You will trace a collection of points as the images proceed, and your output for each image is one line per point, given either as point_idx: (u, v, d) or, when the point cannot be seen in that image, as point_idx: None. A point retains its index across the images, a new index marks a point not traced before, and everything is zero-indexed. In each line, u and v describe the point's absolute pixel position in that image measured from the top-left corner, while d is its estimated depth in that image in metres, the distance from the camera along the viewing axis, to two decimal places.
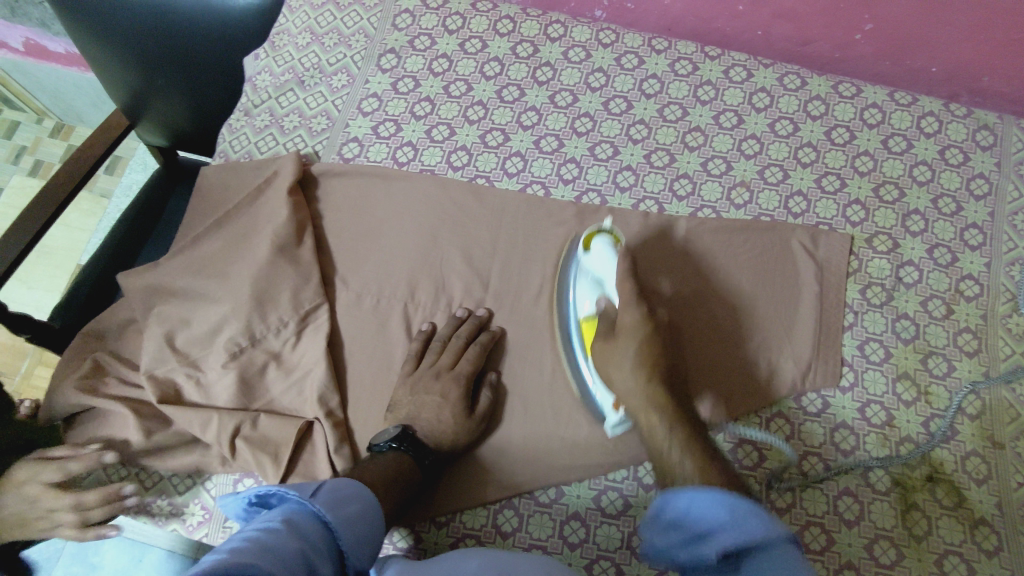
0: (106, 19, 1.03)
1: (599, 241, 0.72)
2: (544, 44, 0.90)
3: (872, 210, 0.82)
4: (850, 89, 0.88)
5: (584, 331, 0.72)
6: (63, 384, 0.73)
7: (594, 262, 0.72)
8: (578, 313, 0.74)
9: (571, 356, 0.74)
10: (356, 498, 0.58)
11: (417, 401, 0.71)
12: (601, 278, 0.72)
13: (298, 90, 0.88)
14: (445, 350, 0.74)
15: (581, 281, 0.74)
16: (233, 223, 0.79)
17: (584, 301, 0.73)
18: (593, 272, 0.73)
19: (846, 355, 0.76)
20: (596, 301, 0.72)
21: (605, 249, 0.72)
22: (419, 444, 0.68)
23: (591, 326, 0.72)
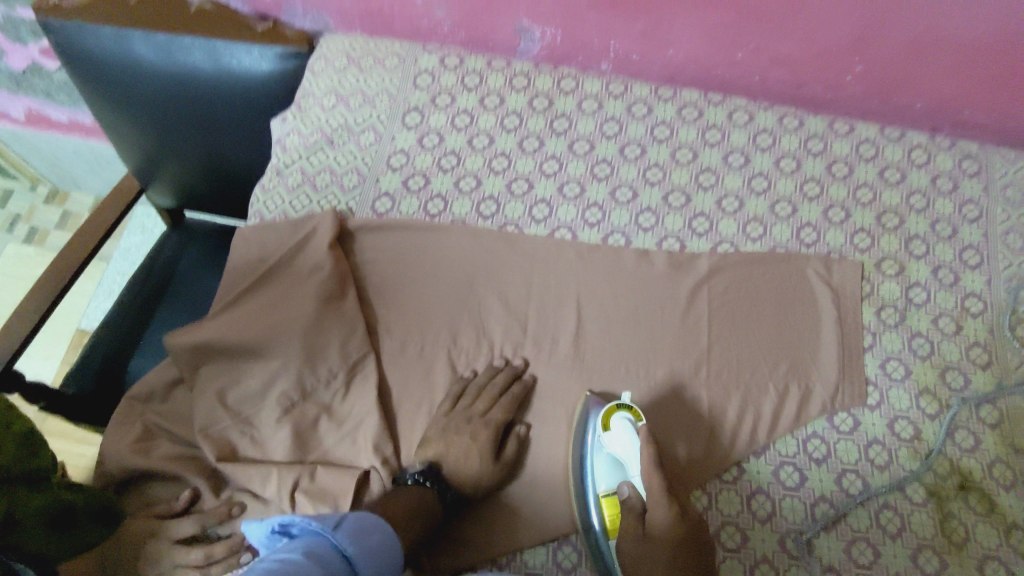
0: (129, 88, 1.07)
1: (620, 420, 0.72)
2: (559, 97, 0.96)
3: (877, 236, 0.88)
4: (844, 126, 0.94)
5: (603, 507, 0.71)
6: (122, 446, 0.75)
7: (614, 443, 0.71)
8: (596, 487, 0.72)
9: (586, 524, 0.71)
10: (376, 527, 0.60)
11: (446, 439, 0.74)
12: (623, 461, 0.71)
13: (328, 149, 0.92)
14: (480, 397, 0.77)
15: (600, 460, 0.73)
16: (276, 281, 0.82)
17: (603, 480, 0.71)
18: (611, 452, 0.72)
19: (870, 374, 0.80)
20: (616, 484, 0.71)
21: (626, 429, 0.71)
22: (444, 482, 0.71)
23: (611, 504, 0.71)
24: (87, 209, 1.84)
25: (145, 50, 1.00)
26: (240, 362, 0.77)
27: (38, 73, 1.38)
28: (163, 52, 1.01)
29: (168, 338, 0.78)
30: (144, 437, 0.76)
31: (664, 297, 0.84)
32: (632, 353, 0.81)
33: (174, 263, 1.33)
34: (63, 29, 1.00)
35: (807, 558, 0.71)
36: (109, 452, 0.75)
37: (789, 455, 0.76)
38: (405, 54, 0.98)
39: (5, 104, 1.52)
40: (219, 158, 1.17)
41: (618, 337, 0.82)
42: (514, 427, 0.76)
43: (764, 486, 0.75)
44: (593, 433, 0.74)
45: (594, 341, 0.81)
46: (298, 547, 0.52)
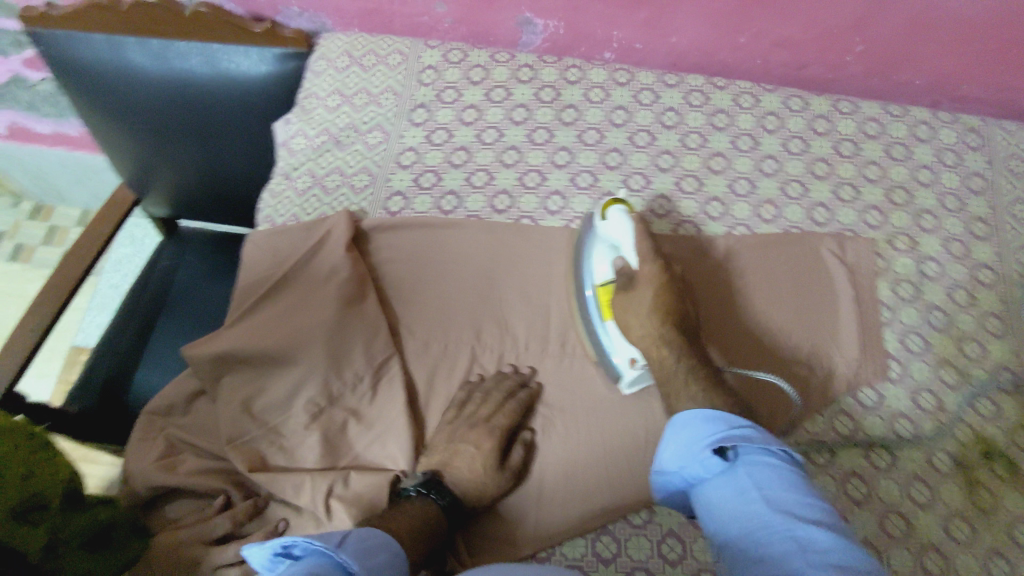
0: (125, 97, 1.05)
1: (616, 210, 0.78)
2: (565, 88, 0.95)
3: (888, 213, 0.89)
4: (848, 105, 0.95)
5: (598, 295, 0.78)
6: (144, 464, 0.74)
7: (611, 229, 0.78)
8: (594, 277, 0.79)
9: (585, 319, 0.80)
10: (381, 547, 0.58)
11: (452, 449, 0.73)
12: (617, 243, 0.78)
13: (336, 150, 0.91)
14: (485, 402, 0.75)
15: (597, 246, 0.80)
16: (292, 284, 0.81)
17: (600, 264, 0.79)
18: (608, 237, 0.79)
19: (890, 348, 0.82)
20: (611, 267, 0.78)
21: (622, 217, 0.78)
22: (446, 490, 0.70)
23: (605, 291, 0.78)
24: (73, 223, 1.82)
25: (139, 57, 0.99)
26: (264, 369, 0.77)
27: (22, 85, 1.34)
28: (158, 59, 1.00)
29: (186, 350, 0.77)
30: (166, 454, 0.76)
31: (685, 281, 0.84)
32: None
33: (172, 275, 1.31)
34: (52, 37, 0.98)
35: None
36: (130, 471, 0.74)
37: (818, 433, 0.78)
38: (407, 51, 0.97)
39: None
40: (220, 164, 1.15)
41: None
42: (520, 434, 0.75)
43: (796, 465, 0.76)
44: (591, 223, 0.81)
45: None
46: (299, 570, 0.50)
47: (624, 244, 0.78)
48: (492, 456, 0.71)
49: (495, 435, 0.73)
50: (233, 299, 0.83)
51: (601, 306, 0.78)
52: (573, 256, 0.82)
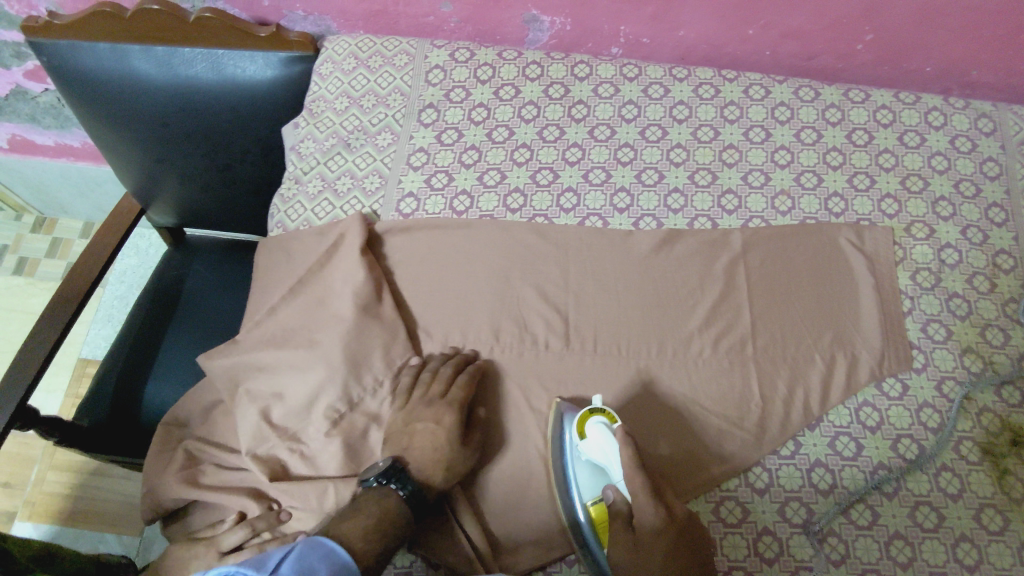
0: (129, 106, 1.04)
1: (596, 427, 0.70)
2: (574, 84, 0.94)
3: (904, 201, 0.88)
4: (860, 94, 0.94)
5: (592, 513, 0.70)
6: (166, 482, 0.74)
7: (591, 448, 0.70)
8: (582, 495, 0.71)
9: (578, 528, 0.70)
10: (320, 557, 0.59)
11: (409, 430, 0.72)
12: (606, 466, 0.70)
13: (346, 153, 0.90)
14: (435, 379, 0.75)
15: (579, 471, 0.71)
16: (306, 290, 0.80)
17: (586, 491, 0.70)
18: (588, 457, 0.71)
19: (913, 338, 0.81)
20: (604, 490, 0.69)
21: (603, 437, 0.69)
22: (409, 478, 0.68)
23: (600, 507, 0.70)
24: (76, 235, 1.82)
25: (144, 64, 0.99)
26: (280, 376, 0.75)
27: (22, 97, 1.33)
28: (163, 66, 0.99)
29: (203, 360, 0.77)
30: (188, 466, 0.76)
31: (703, 275, 0.83)
32: (671, 333, 0.80)
33: (180, 284, 1.30)
34: (55, 47, 0.97)
35: (873, 527, 0.71)
36: (155, 488, 0.75)
37: (843, 425, 0.77)
38: (413, 51, 0.97)
39: None
40: (226, 171, 1.14)
41: (658, 317, 0.81)
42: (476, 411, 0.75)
43: (822, 458, 0.75)
44: (569, 438, 0.73)
45: (637, 329, 0.81)
46: None
47: (613, 470, 0.69)
48: (452, 430, 0.71)
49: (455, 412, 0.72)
50: (248, 306, 0.83)
51: (594, 525, 0.70)
52: (552, 479, 0.73)
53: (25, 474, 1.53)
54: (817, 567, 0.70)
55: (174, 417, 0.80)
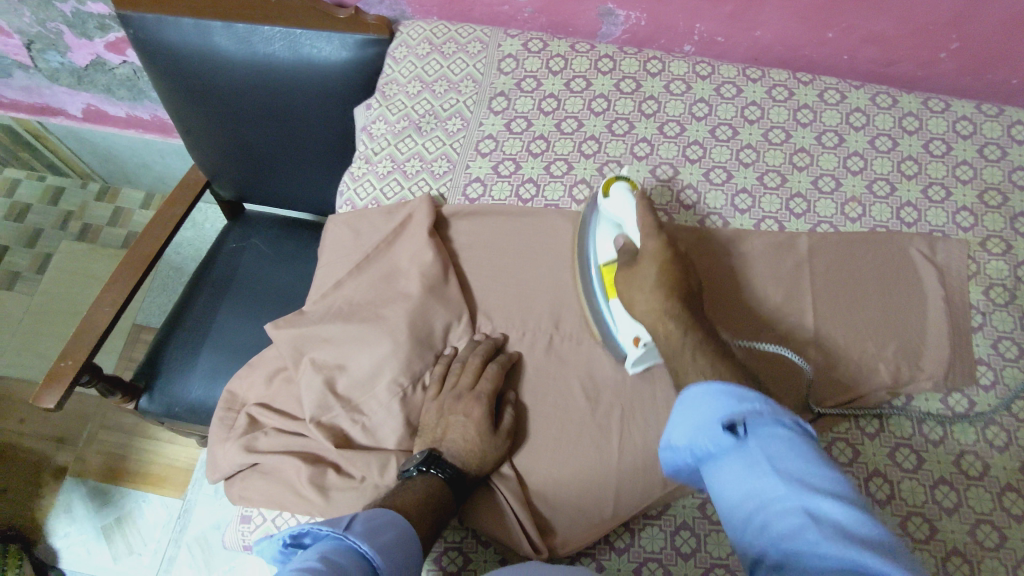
0: (207, 80, 1.07)
1: (620, 190, 0.78)
2: (646, 79, 0.94)
3: (981, 215, 0.86)
4: (939, 103, 0.92)
5: (603, 274, 0.79)
6: (229, 446, 0.76)
7: (613, 206, 0.79)
8: (597, 255, 0.79)
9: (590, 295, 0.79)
10: (389, 525, 0.59)
11: (443, 423, 0.73)
12: (621, 221, 0.79)
13: (416, 136, 0.92)
14: (464, 370, 0.75)
15: (602, 227, 0.80)
16: (373, 266, 0.82)
17: (604, 244, 0.79)
18: (612, 215, 0.80)
19: (982, 354, 0.80)
20: (614, 244, 0.79)
21: (625, 195, 0.78)
22: (446, 463, 0.69)
23: (609, 271, 0.78)
24: (137, 206, 1.88)
25: (225, 40, 1.01)
26: (344, 348, 0.77)
27: (101, 68, 1.38)
28: (243, 43, 1.02)
29: (272, 328, 0.79)
30: (249, 429, 0.78)
31: (768, 276, 0.83)
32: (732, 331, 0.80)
33: (239, 257, 1.34)
34: (143, 20, 1.01)
35: (930, 542, 0.70)
36: (219, 450, 0.77)
37: (905, 437, 0.76)
38: (487, 39, 0.98)
39: (63, 100, 1.52)
40: (293, 147, 1.17)
41: (720, 316, 0.81)
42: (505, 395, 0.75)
43: (882, 468, 0.74)
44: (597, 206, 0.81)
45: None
46: (311, 554, 0.51)
47: (627, 220, 0.78)
48: (482, 422, 0.71)
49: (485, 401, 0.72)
50: (316, 279, 0.85)
51: (604, 283, 0.79)
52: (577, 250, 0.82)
53: (78, 431, 1.60)
54: None
55: (239, 381, 0.82)
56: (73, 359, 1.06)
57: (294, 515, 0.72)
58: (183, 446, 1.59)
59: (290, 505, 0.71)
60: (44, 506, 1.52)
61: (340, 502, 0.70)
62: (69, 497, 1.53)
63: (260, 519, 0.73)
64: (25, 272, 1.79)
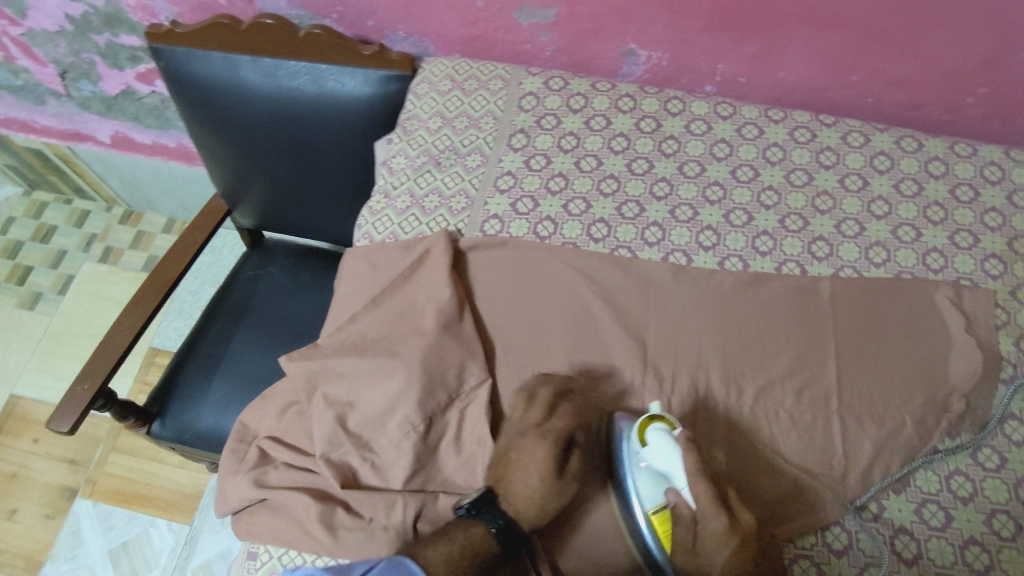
0: (232, 113, 1.09)
1: (658, 434, 0.68)
2: (666, 119, 0.94)
3: (1010, 263, 0.84)
4: (966, 148, 0.91)
5: (654, 524, 0.68)
6: (238, 479, 0.74)
7: (653, 456, 0.67)
8: (643, 506, 0.69)
9: (636, 534, 0.70)
10: None
11: (505, 461, 0.72)
12: (667, 472, 0.67)
13: (435, 171, 0.92)
14: (532, 406, 0.74)
15: (639, 476, 0.69)
16: (388, 301, 0.82)
17: (647, 496, 0.68)
18: (652, 465, 0.68)
19: (1010, 408, 0.77)
20: (664, 493, 0.67)
21: (662, 439, 0.67)
22: (499, 512, 0.68)
23: (662, 519, 0.67)
24: (159, 230, 1.91)
25: (251, 74, 1.03)
26: (357, 383, 0.76)
27: (129, 97, 1.41)
28: (268, 77, 1.03)
29: (285, 361, 0.79)
30: (259, 462, 0.76)
31: (789, 321, 0.81)
32: (751, 377, 0.78)
33: (255, 285, 1.35)
34: (174, 53, 1.03)
35: None
36: (228, 483, 0.75)
37: (932, 494, 0.73)
38: (508, 77, 0.98)
39: (92, 126, 1.55)
40: (312, 177, 1.18)
41: (740, 361, 0.79)
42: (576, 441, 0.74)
43: (906, 525, 0.72)
44: (628, 446, 0.71)
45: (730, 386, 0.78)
46: None
47: (677, 479, 0.66)
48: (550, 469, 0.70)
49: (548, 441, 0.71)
50: (331, 312, 0.85)
51: (657, 537, 0.68)
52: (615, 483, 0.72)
53: (91, 452, 1.60)
54: None
55: (250, 413, 0.81)
56: (90, 383, 1.07)
57: (301, 555, 0.71)
58: (191, 471, 1.58)
59: (298, 543, 0.70)
60: (54, 527, 1.52)
61: (349, 542, 0.69)
62: (79, 519, 1.52)
63: (267, 556, 0.72)
64: (46, 292, 1.81)
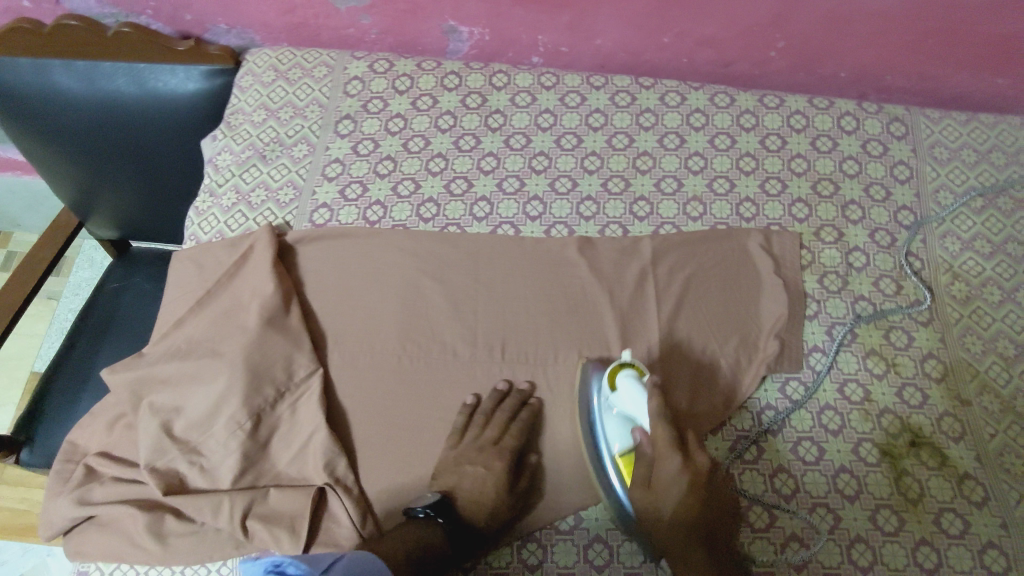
0: (55, 121, 1.05)
1: (626, 377, 0.72)
2: (491, 93, 0.95)
3: (814, 205, 0.89)
4: (774, 99, 0.95)
5: (620, 464, 0.71)
6: (61, 499, 0.72)
7: (624, 399, 0.71)
8: (610, 449, 0.72)
9: (608, 487, 0.72)
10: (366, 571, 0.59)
11: (461, 472, 0.72)
12: (634, 415, 0.71)
13: (260, 165, 0.91)
14: (489, 423, 0.75)
15: (608, 419, 0.72)
16: (214, 302, 0.80)
17: (615, 439, 0.71)
18: (621, 408, 0.72)
19: (816, 342, 0.82)
20: (632, 434, 0.71)
21: (633, 384, 0.71)
22: (454, 517, 0.69)
23: (628, 461, 0.70)
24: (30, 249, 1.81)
25: (66, 79, 0.99)
26: (181, 388, 0.75)
27: None
28: (84, 81, 0.99)
29: (106, 374, 0.77)
30: (86, 480, 0.74)
31: (612, 280, 0.84)
32: (578, 337, 0.81)
33: (119, 297, 1.31)
34: None
35: (770, 530, 0.71)
36: (51, 505, 0.73)
37: (744, 430, 0.77)
38: (332, 62, 0.97)
39: None
40: (155, 181, 1.15)
41: (566, 324, 0.82)
42: (528, 455, 0.74)
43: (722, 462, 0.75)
44: (598, 393, 0.75)
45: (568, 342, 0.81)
46: None
47: (639, 413, 0.71)
48: (501, 480, 0.71)
49: (504, 457, 0.73)
50: (159, 318, 0.83)
51: (622, 478, 0.71)
52: (580, 413, 0.75)
53: None
54: None
55: (78, 431, 0.79)
56: None
57: (133, 568, 0.71)
58: None
59: (128, 556, 0.70)
60: None
61: (179, 548, 0.69)
62: None
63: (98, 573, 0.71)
64: None
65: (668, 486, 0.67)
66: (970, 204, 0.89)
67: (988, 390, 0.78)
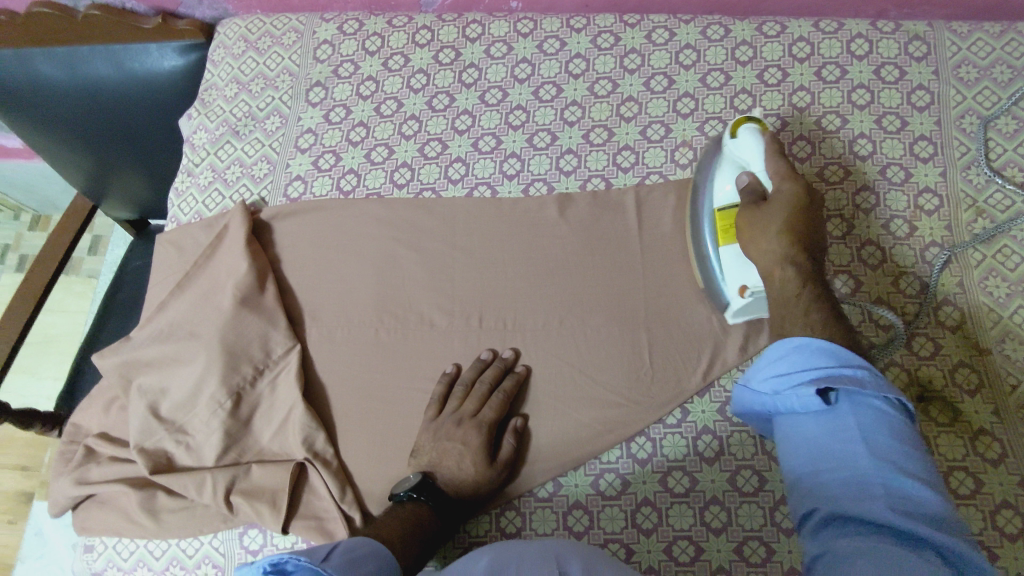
0: (50, 111, 1.07)
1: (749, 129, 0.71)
2: (465, 46, 0.90)
3: (817, 142, 0.81)
4: (774, 27, 0.86)
5: (718, 217, 0.71)
6: (64, 479, 0.76)
7: (739, 146, 0.71)
8: (715, 199, 0.72)
9: (703, 247, 0.74)
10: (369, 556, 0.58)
11: (439, 448, 0.70)
12: (747, 162, 0.71)
13: (235, 141, 0.90)
14: (468, 395, 0.73)
15: (722, 165, 0.73)
16: (193, 284, 0.80)
17: (723, 183, 0.72)
18: (736, 156, 0.72)
19: None
20: (735, 182, 0.71)
21: (753, 135, 0.71)
22: (439, 495, 0.69)
23: (727, 213, 0.70)
24: None
25: (50, 68, 1.00)
26: (165, 370, 0.77)
27: None
28: (65, 67, 1.00)
29: (97, 358, 0.79)
30: (85, 460, 0.78)
31: (592, 237, 0.79)
32: (555, 297, 0.77)
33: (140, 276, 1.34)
34: None
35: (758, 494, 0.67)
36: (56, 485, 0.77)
37: (735, 390, 0.71)
38: (302, 27, 0.94)
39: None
40: (154, 160, 1.16)
41: (543, 287, 0.78)
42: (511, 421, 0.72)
43: (710, 425, 0.71)
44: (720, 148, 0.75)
45: (546, 304, 0.77)
46: None
47: (753, 164, 0.71)
48: (479, 454, 0.69)
49: (482, 430, 0.70)
50: (148, 300, 0.84)
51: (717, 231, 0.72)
52: (693, 187, 0.76)
53: None
54: (695, 537, 0.67)
55: (80, 413, 0.82)
56: None
57: (133, 541, 0.75)
58: None
59: (126, 531, 0.74)
60: None
61: (170, 523, 0.72)
62: None
63: (102, 547, 0.76)
64: None
65: (775, 209, 0.66)
66: (1000, 129, 0.79)
67: (1012, 336, 0.71)
